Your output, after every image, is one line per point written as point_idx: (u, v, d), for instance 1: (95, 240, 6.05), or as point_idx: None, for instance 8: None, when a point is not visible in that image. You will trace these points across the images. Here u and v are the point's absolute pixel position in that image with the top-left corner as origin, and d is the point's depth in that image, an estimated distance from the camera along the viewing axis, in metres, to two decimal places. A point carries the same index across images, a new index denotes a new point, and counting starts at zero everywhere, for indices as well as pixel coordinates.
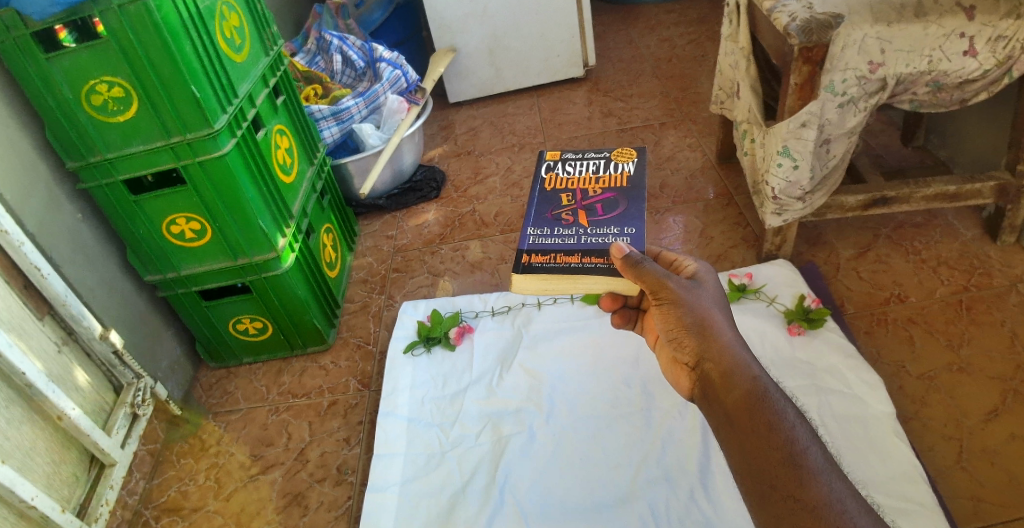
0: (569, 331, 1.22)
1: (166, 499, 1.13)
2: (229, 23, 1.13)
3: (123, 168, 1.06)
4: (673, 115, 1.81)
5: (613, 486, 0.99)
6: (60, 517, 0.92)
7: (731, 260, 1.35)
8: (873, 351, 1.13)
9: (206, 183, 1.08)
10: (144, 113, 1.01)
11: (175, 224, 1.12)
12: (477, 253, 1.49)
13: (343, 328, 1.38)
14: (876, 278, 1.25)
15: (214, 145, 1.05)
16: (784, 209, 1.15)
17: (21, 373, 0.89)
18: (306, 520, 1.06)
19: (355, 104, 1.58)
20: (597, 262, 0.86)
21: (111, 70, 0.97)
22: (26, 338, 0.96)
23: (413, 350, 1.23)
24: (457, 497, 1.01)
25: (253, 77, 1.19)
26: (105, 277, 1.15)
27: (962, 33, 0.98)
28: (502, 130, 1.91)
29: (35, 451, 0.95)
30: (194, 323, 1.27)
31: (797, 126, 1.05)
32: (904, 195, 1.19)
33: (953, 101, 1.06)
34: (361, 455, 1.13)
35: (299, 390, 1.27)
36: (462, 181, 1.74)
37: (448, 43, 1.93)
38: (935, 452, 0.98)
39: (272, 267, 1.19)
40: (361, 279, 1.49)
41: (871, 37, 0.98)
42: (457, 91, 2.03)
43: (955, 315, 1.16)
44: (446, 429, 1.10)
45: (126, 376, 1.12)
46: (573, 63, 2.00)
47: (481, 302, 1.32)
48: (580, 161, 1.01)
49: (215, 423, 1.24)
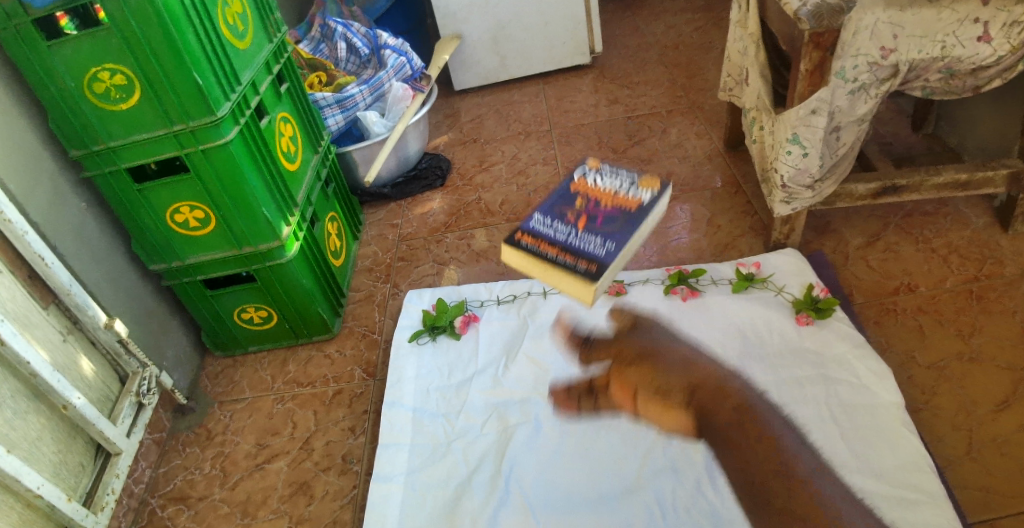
0: (573, 321, 1.22)
1: (173, 488, 1.14)
2: (231, 10, 1.12)
3: (127, 157, 1.05)
4: (679, 103, 1.79)
5: (617, 477, 0.99)
6: (67, 507, 0.92)
7: (738, 250, 1.34)
8: (881, 341, 1.12)
9: (210, 171, 1.07)
10: (147, 102, 1.00)
11: (179, 213, 1.12)
12: (483, 242, 1.48)
13: (348, 317, 1.37)
14: (884, 267, 1.24)
15: (217, 134, 1.04)
16: (794, 197, 1.14)
17: (27, 362, 0.89)
18: (312, 509, 1.06)
19: (359, 92, 1.57)
20: (568, 263, 0.79)
21: (113, 59, 0.96)
22: (31, 329, 0.96)
23: (418, 340, 1.23)
24: (462, 488, 1.01)
25: (256, 65, 1.18)
26: (109, 267, 1.15)
27: (976, 18, 0.96)
28: (506, 119, 1.89)
29: (42, 442, 0.95)
30: (199, 312, 1.27)
31: (807, 112, 1.03)
32: (914, 184, 1.17)
33: (965, 87, 1.04)
34: (367, 444, 1.13)
35: (304, 379, 1.26)
36: (467, 169, 1.73)
37: (453, 30, 1.91)
38: (943, 442, 0.97)
39: (276, 256, 1.19)
40: (366, 268, 1.49)
41: (883, 22, 0.96)
42: (461, 78, 2.01)
43: (965, 305, 1.14)
44: (451, 419, 1.10)
45: (132, 365, 1.12)
46: (579, 51, 1.98)
47: (486, 291, 1.30)
48: (616, 174, 0.91)
49: (220, 413, 1.24)
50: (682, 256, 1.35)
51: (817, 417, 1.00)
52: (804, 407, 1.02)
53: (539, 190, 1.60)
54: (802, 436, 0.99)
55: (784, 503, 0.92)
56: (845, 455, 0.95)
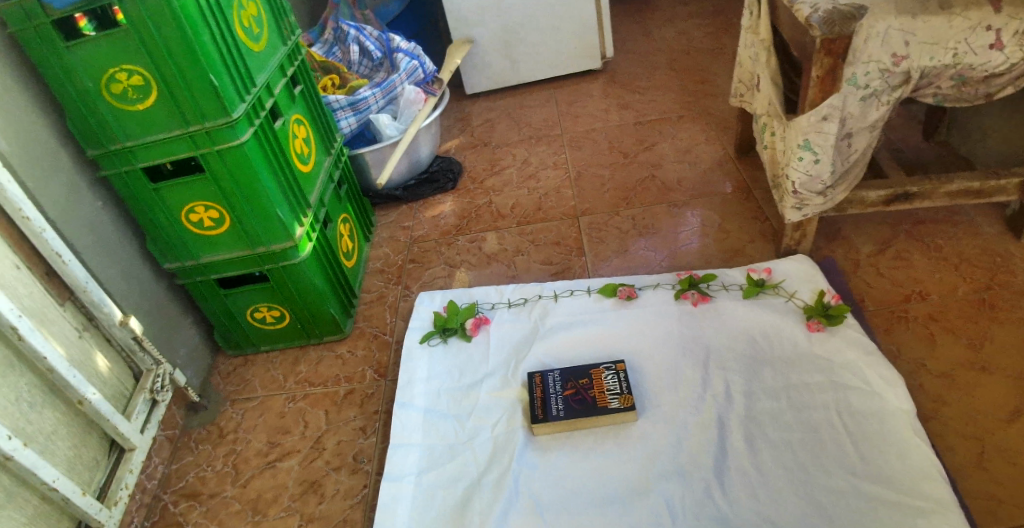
0: (583, 325, 1.22)
1: (185, 484, 1.15)
2: (246, 13, 1.13)
3: (143, 157, 1.07)
4: (690, 108, 1.80)
5: (627, 479, 0.99)
6: (81, 501, 0.94)
7: (748, 255, 1.34)
8: (891, 348, 1.12)
9: (225, 171, 1.08)
10: (163, 102, 1.01)
11: (193, 213, 1.13)
12: (493, 246, 1.49)
13: (359, 318, 1.38)
14: (895, 274, 1.24)
15: (232, 135, 1.05)
16: (804, 203, 1.15)
17: (43, 357, 0.91)
18: (323, 508, 1.07)
19: (372, 95, 1.58)
20: None
21: (130, 59, 0.97)
22: (48, 325, 0.97)
23: (429, 341, 1.23)
24: (471, 489, 1.02)
25: (271, 67, 1.20)
26: (124, 264, 1.16)
27: (988, 26, 0.96)
28: (517, 122, 1.90)
29: (57, 436, 0.96)
30: (212, 311, 1.28)
31: (818, 119, 1.04)
32: (925, 191, 1.17)
33: (977, 95, 1.04)
34: (378, 444, 1.14)
35: (316, 379, 1.27)
36: (478, 172, 1.74)
37: (465, 34, 1.92)
38: (953, 451, 0.97)
39: (289, 256, 1.20)
40: (377, 269, 1.50)
41: (895, 29, 0.97)
42: (472, 82, 2.03)
43: (975, 313, 1.15)
44: (461, 420, 1.11)
45: (146, 362, 1.13)
46: (590, 55, 1.99)
47: (496, 294, 1.31)
48: None
49: (232, 411, 1.25)
50: (692, 261, 1.35)
51: (827, 423, 1.01)
52: (814, 413, 1.02)
53: (550, 193, 1.61)
54: (811, 442, 0.99)
55: (793, 508, 0.92)
56: (855, 461, 0.95)
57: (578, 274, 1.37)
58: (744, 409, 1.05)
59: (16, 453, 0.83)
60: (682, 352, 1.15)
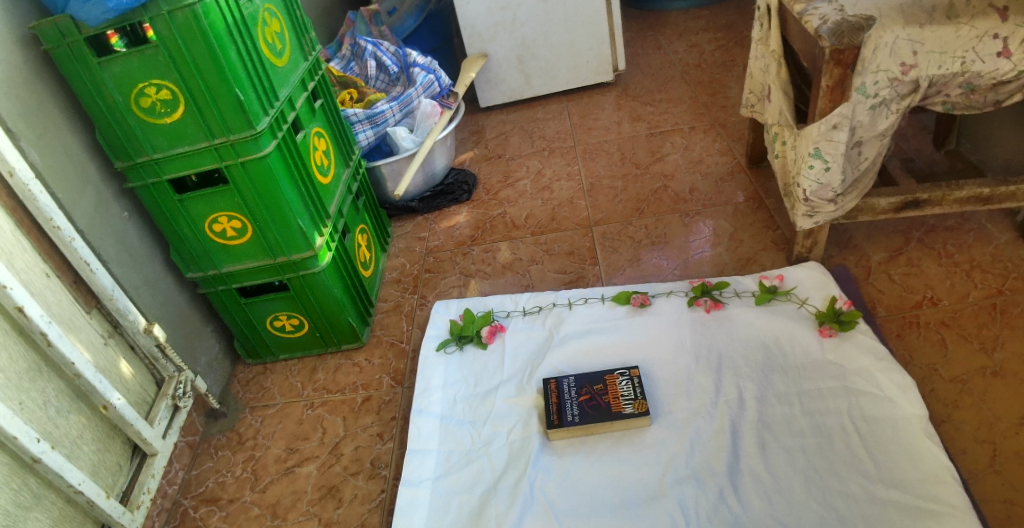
0: (597, 332, 1.24)
1: (205, 490, 1.17)
2: (270, 29, 1.17)
3: (169, 169, 1.10)
4: (702, 119, 1.82)
5: (641, 485, 1.00)
6: (105, 504, 0.96)
7: (760, 264, 1.35)
8: (904, 354, 1.12)
9: (248, 183, 1.11)
10: (190, 117, 1.05)
11: (216, 223, 1.17)
12: (507, 256, 1.51)
13: (376, 327, 1.40)
14: (907, 281, 1.25)
15: (256, 148, 1.08)
16: (816, 211, 1.16)
17: (70, 362, 0.93)
18: (340, 513, 1.08)
19: (389, 109, 1.63)
20: None
21: (159, 74, 1.01)
22: (76, 332, 1.00)
23: (446, 349, 1.25)
24: (487, 494, 1.03)
25: (293, 82, 1.23)
26: (149, 274, 1.19)
27: (995, 35, 0.97)
28: (531, 135, 1.93)
29: (82, 440, 0.98)
30: (232, 320, 1.31)
31: (828, 128, 1.05)
32: (935, 198, 1.18)
33: (986, 103, 1.05)
34: (395, 450, 1.15)
35: (333, 386, 1.29)
36: (493, 184, 1.76)
37: (478, 50, 1.96)
38: (966, 455, 0.98)
39: (309, 266, 1.23)
40: (394, 279, 1.52)
41: (902, 39, 0.99)
42: (486, 96, 2.06)
43: (988, 319, 1.15)
44: (477, 427, 1.12)
45: (167, 370, 1.16)
46: (602, 69, 2.02)
47: (512, 302, 1.33)
48: None
49: (251, 418, 1.27)
50: (705, 269, 1.37)
51: (840, 429, 1.01)
52: (828, 420, 1.03)
53: (564, 204, 1.63)
54: (825, 447, 0.99)
55: (808, 513, 0.93)
56: (870, 468, 0.96)
57: (591, 283, 1.39)
58: (757, 415, 1.06)
59: (44, 456, 0.86)
60: (695, 359, 1.16)
